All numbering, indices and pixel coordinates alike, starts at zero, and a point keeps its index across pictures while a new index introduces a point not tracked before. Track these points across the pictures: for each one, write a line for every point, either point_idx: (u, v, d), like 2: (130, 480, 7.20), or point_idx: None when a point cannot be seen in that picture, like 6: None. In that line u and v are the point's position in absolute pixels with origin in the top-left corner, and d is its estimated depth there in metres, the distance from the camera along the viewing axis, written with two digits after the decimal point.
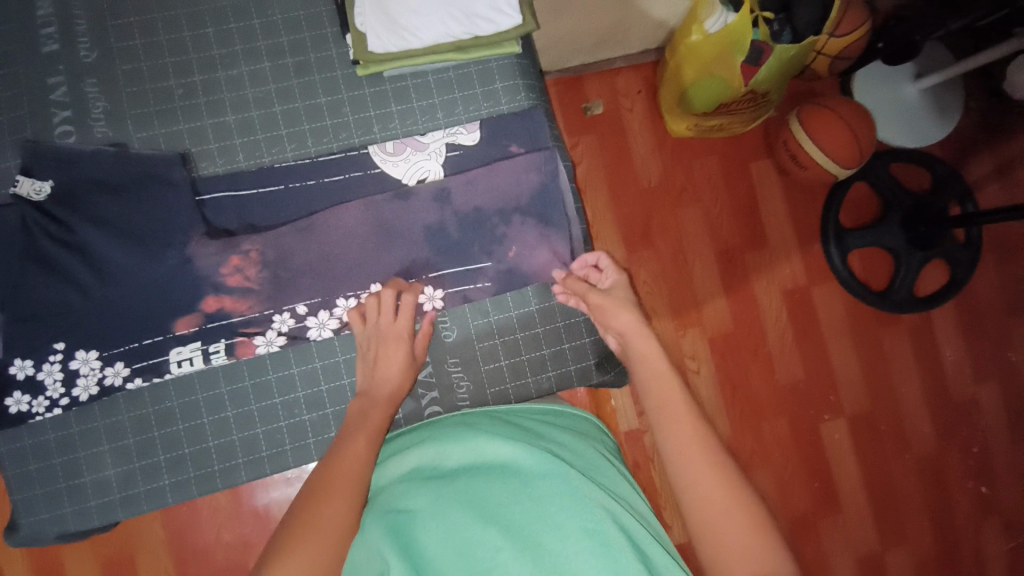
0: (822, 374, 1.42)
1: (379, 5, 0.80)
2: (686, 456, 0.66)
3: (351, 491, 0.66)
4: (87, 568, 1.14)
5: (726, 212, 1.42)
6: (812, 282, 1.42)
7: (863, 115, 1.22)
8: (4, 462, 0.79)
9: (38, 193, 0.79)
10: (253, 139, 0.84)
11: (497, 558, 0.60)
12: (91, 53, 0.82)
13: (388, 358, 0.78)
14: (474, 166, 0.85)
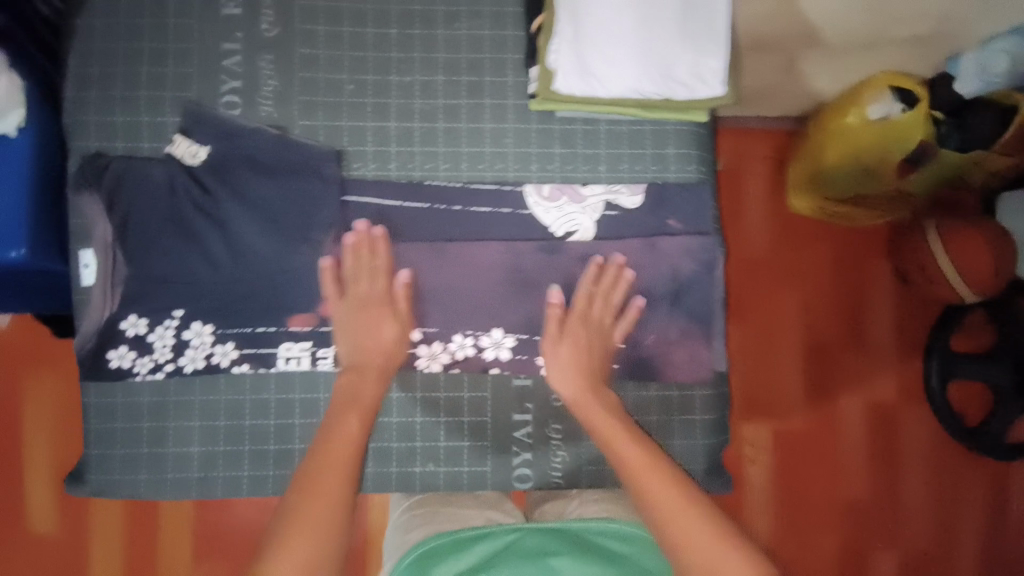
0: (887, 499, 1.30)
1: (577, 44, 0.73)
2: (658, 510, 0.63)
3: (343, 478, 0.66)
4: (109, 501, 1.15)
5: (829, 304, 1.30)
6: (899, 400, 1.31)
7: (1011, 241, 1.07)
8: (92, 414, 0.77)
9: (192, 157, 0.77)
10: (409, 150, 0.81)
11: None
12: (272, 28, 0.79)
13: (375, 327, 0.76)
14: (628, 234, 0.81)
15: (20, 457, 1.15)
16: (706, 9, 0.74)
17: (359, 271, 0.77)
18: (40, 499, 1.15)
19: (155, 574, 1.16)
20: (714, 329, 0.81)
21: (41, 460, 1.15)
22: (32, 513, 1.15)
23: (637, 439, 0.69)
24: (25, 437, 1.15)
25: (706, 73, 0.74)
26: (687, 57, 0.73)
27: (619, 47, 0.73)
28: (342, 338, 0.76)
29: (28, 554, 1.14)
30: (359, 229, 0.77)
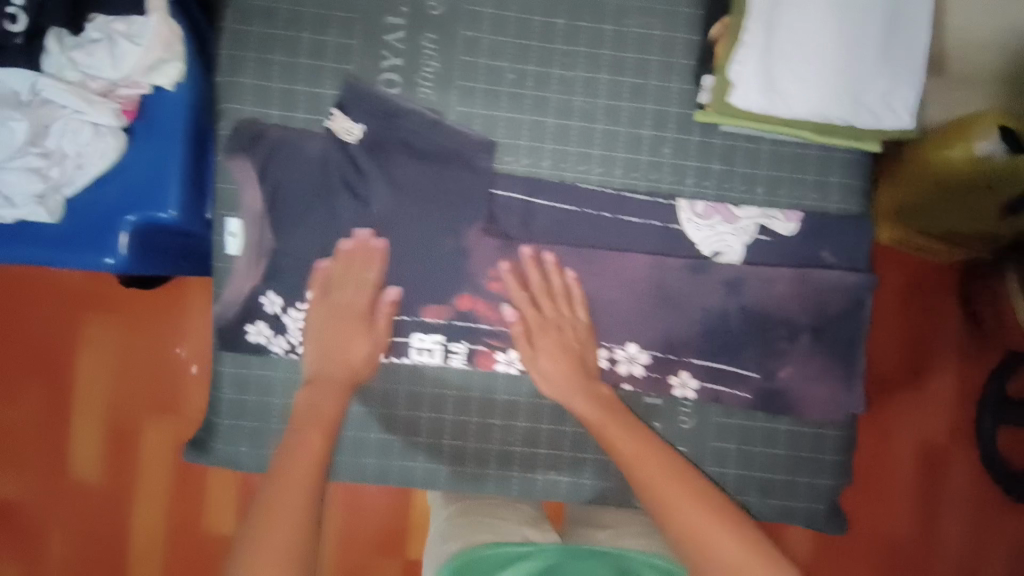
0: (929, 541, 1.14)
1: (768, 57, 0.69)
2: (659, 495, 0.67)
3: (313, 468, 0.67)
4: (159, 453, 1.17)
5: (896, 331, 1.14)
6: (953, 443, 1.15)
7: None
8: (225, 385, 0.78)
9: (348, 134, 0.74)
10: (564, 149, 0.78)
11: None
12: (439, 6, 0.75)
13: (355, 345, 0.76)
14: (778, 262, 0.79)
15: (71, 399, 1.16)
16: (906, 35, 0.70)
17: (536, 296, 0.77)
18: (86, 444, 1.16)
19: (199, 531, 1.16)
20: (855, 370, 0.79)
21: (93, 403, 1.16)
22: (76, 456, 1.16)
23: (629, 429, 0.72)
24: (79, 376, 1.16)
25: (896, 103, 0.71)
26: (880, 84, 0.70)
27: (812, 66, 0.69)
28: (312, 344, 0.75)
29: (70, 496, 1.16)
30: (503, 262, 0.77)
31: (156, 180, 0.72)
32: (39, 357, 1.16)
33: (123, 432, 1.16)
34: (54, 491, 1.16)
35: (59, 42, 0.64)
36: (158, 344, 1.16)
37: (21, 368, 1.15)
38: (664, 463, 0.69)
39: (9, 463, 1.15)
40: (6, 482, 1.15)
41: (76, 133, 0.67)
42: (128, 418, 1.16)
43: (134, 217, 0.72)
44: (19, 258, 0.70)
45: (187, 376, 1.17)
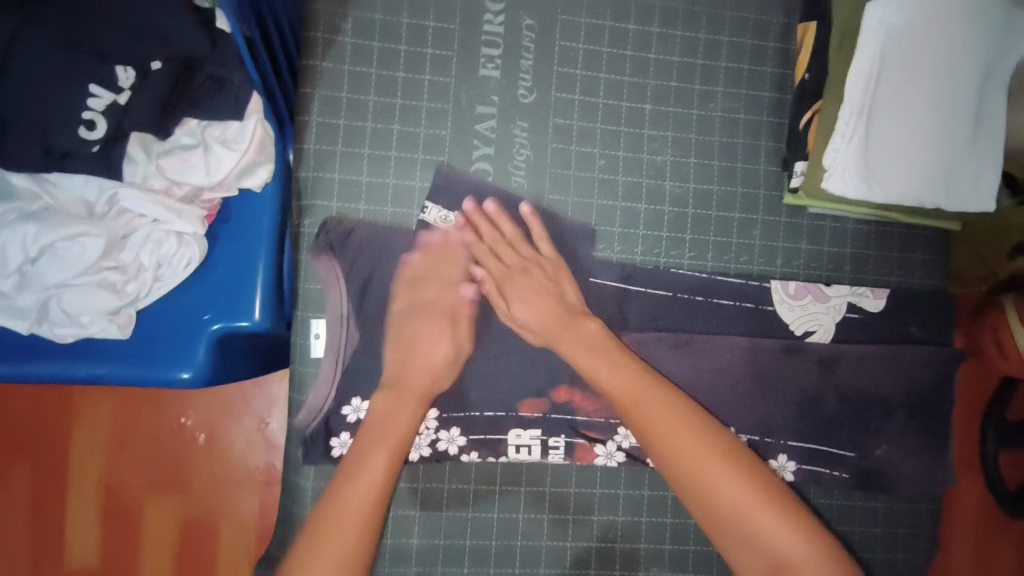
0: None
1: (864, 145, 0.70)
2: (665, 441, 0.64)
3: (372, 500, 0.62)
4: (166, 540, 1.06)
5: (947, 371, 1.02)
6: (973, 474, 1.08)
7: None
8: (305, 502, 0.71)
9: (445, 223, 0.72)
10: (657, 235, 0.77)
11: None
12: (530, 94, 0.75)
13: (427, 343, 0.70)
14: (869, 338, 0.79)
15: (66, 480, 1.05)
16: (990, 121, 0.71)
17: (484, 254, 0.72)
18: (82, 528, 1.05)
19: None
20: (946, 444, 0.80)
21: (91, 480, 1.05)
22: (70, 543, 1.05)
23: (633, 369, 0.68)
24: (74, 456, 1.05)
25: (982, 189, 0.72)
26: (968, 171, 0.72)
27: (906, 154, 0.71)
28: (392, 351, 0.71)
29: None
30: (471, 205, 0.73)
31: (241, 286, 0.66)
32: (28, 439, 1.05)
33: (125, 512, 1.06)
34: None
35: (143, 149, 0.59)
36: (164, 415, 1.07)
37: (12, 449, 1.05)
38: (671, 406, 0.66)
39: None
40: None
41: (160, 243, 0.62)
42: (126, 494, 1.06)
43: (218, 327, 0.65)
44: (86, 377, 0.63)
45: (194, 447, 1.07)
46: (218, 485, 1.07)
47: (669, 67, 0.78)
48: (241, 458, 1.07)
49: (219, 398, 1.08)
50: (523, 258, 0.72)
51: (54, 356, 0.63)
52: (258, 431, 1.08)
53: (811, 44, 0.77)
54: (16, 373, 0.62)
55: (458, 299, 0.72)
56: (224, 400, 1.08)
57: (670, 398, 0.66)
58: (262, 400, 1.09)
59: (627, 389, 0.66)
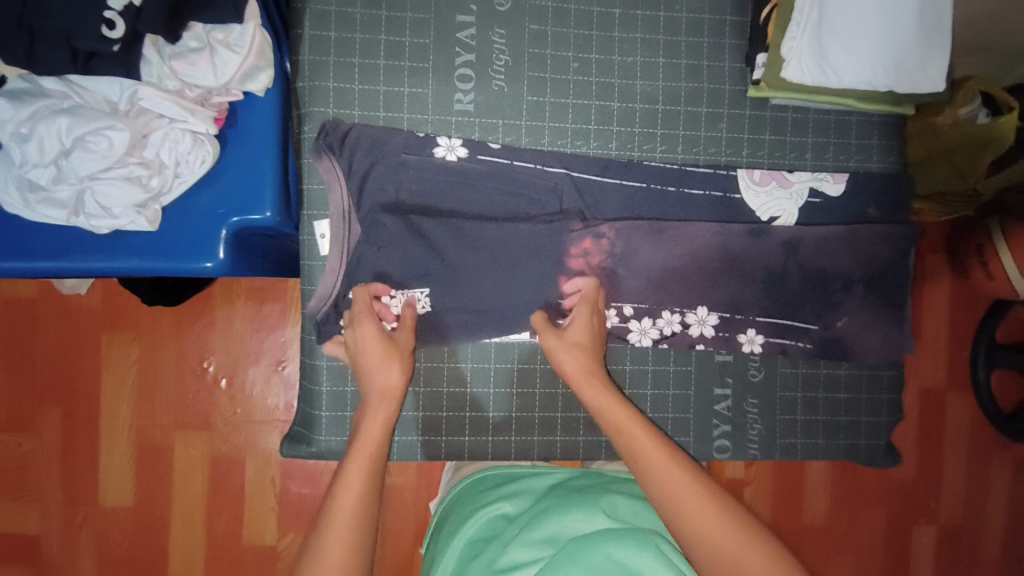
0: (928, 479, 1.27)
1: (818, 34, 0.77)
2: (677, 500, 0.60)
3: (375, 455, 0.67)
4: (193, 457, 1.16)
5: (941, 297, 1.26)
6: (952, 387, 1.27)
7: None
8: (321, 378, 0.80)
9: (451, 152, 0.80)
10: (629, 130, 0.84)
11: (551, 506, 0.66)
12: (505, 2, 0.81)
13: (364, 156, 0.78)
14: (830, 218, 0.86)
15: (102, 401, 1.15)
16: (937, 4, 0.77)
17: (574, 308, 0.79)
18: (119, 445, 1.15)
19: (242, 535, 1.16)
20: (903, 315, 0.87)
21: (124, 400, 1.15)
22: (104, 486, 1.15)
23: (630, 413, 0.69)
24: (101, 398, 1.15)
25: (931, 71, 0.78)
26: (914, 54, 0.77)
27: (856, 39, 0.76)
28: (354, 176, 0.78)
29: (98, 525, 1.15)
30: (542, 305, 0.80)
31: (252, 183, 0.74)
32: (62, 378, 1.14)
33: (152, 451, 1.15)
34: (80, 516, 1.14)
35: (157, 50, 0.67)
36: (186, 359, 1.16)
37: (43, 393, 1.14)
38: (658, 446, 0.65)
39: (25, 495, 1.14)
40: (27, 511, 1.14)
41: (177, 142, 0.69)
42: (155, 431, 1.15)
43: (235, 220, 0.73)
44: (120, 267, 0.71)
45: (215, 388, 1.16)
46: (243, 419, 1.16)
47: None
48: (258, 397, 1.17)
49: (238, 342, 1.16)
50: (584, 321, 0.77)
51: (91, 250, 0.71)
52: (273, 371, 1.17)
53: None
54: (59, 265, 0.70)
55: (412, 151, 0.79)
56: (240, 342, 1.17)
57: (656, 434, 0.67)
58: (276, 341, 1.18)
59: (637, 448, 0.65)
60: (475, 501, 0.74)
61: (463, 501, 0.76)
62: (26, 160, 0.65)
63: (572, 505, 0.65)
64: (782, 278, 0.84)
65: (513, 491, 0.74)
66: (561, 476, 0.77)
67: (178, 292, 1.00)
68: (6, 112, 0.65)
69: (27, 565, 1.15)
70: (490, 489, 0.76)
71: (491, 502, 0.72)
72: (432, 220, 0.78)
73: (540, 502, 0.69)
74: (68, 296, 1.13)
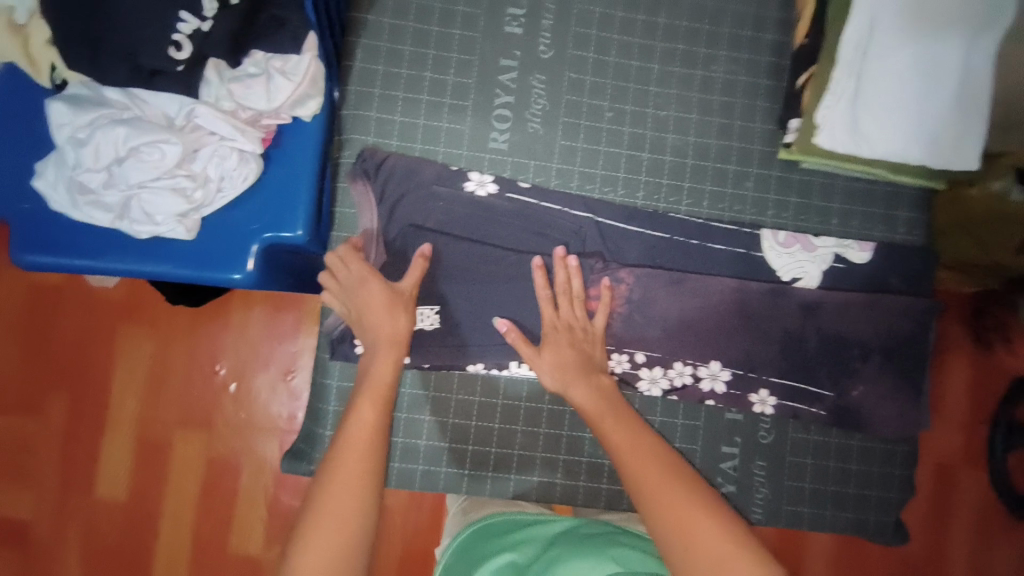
0: (934, 555, 1.23)
1: (854, 104, 0.78)
2: (654, 497, 0.62)
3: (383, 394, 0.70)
4: (197, 456, 1.17)
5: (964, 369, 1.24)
6: (965, 461, 1.23)
7: None
8: (332, 398, 0.82)
9: (481, 187, 0.82)
10: (657, 181, 0.85)
11: (557, 555, 0.66)
12: (548, 50, 0.84)
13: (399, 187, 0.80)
14: (851, 286, 0.85)
15: (117, 391, 1.18)
16: (981, 85, 0.78)
17: (560, 298, 0.79)
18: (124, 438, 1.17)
19: (232, 541, 1.17)
20: (921, 391, 0.85)
21: (135, 395, 1.18)
22: (102, 475, 1.16)
23: (631, 424, 0.71)
24: (114, 388, 1.18)
25: (967, 151, 0.79)
26: (951, 131, 0.78)
27: (892, 113, 0.77)
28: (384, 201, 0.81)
29: (93, 513, 1.16)
30: (538, 260, 0.80)
31: (288, 203, 0.76)
32: (81, 366, 1.18)
33: (156, 446, 1.17)
34: (74, 506, 1.16)
35: (217, 73, 0.71)
36: (201, 360, 1.19)
37: (61, 378, 1.17)
38: (653, 454, 0.67)
39: (23, 479, 1.16)
40: (23, 495, 1.15)
41: (223, 159, 0.73)
42: (160, 427, 1.17)
43: (268, 236, 0.76)
44: (154, 271, 0.74)
45: (223, 392, 1.18)
46: (243, 427, 1.18)
47: (676, 30, 0.86)
48: (264, 404, 1.19)
49: (252, 349, 1.19)
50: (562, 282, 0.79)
51: (128, 253, 0.74)
52: (283, 378, 1.19)
53: (809, 14, 0.84)
54: (97, 265, 0.74)
55: (442, 182, 0.81)
56: (255, 349, 1.19)
57: (654, 440, 0.69)
58: (288, 353, 1.20)
59: (638, 471, 0.65)
60: (488, 548, 0.73)
61: (472, 545, 0.75)
62: (80, 163, 0.69)
63: (581, 552, 0.65)
64: (798, 340, 0.84)
65: (522, 537, 0.73)
66: (573, 522, 0.76)
67: (196, 296, 1.02)
68: (68, 115, 0.68)
69: (16, 546, 1.15)
70: (500, 536, 0.75)
71: (501, 551, 0.71)
72: (455, 250, 0.81)
73: (548, 547, 0.69)
74: (99, 287, 1.18)
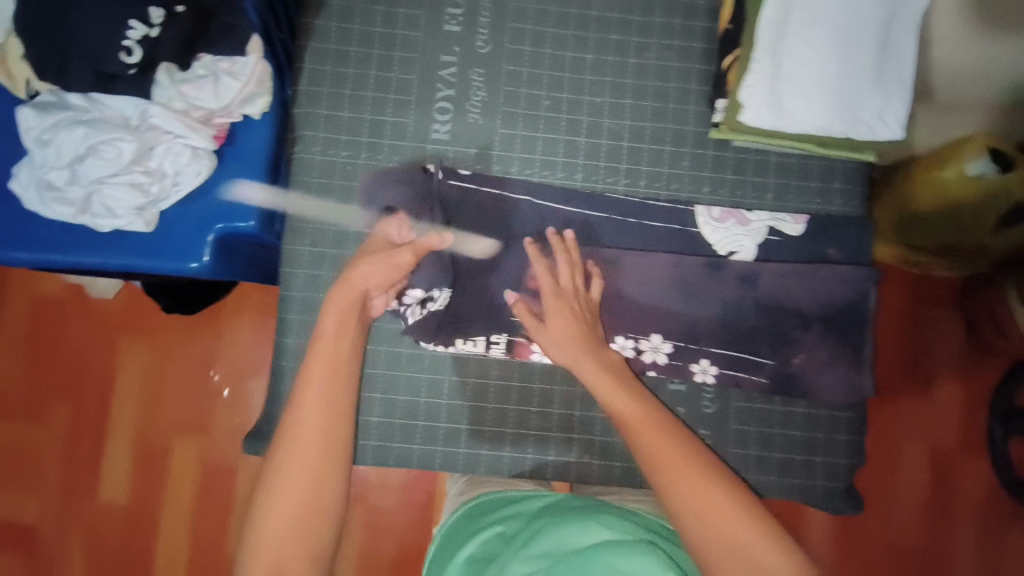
0: (942, 550, 1.21)
1: (774, 81, 0.81)
2: (674, 474, 0.64)
3: (338, 353, 0.72)
4: (187, 458, 1.22)
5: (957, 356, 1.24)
6: (965, 450, 1.23)
7: None
8: (286, 379, 0.86)
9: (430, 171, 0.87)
10: (595, 164, 0.89)
11: (543, 525, 0.70)
12: (486, 45, 0.89)
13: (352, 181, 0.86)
14: (787, 256, 0.88)
15: (109, 395, 1.23)
16: (897, 57, 0.81)
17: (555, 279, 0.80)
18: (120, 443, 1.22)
19: (222, 537, 1.21)
20: (862, 356, 0.87)
21: (131, 401, 1.23)
22: (105, 480, 1.21)
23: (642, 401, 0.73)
24: (115, 393, 1.23)
25: (889, 119, 0.82)
26: (874, 101, 0.81)
27: (813, 86, 0.80)
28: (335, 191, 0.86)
29: (94, 515, 1.21)
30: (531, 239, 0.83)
31: (241, 195, 0.82)
32: (76, 374, 1.23)
33: (155, 447, 1.22)
34: (74, 511, 1.20)
35: (169, 76, 0.77)
36: (191, 366, 1.24)
37: (59, 388, 1.22)
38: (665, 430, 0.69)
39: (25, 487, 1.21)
40: (26, 502, 1.20)
41: (178, 155, 0.78)
42: (156, 435, 1.22)
43: (220, 227, 0.81)
44: (118, 263, 0.80)
45: (218, 397, 1.23)
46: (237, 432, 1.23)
47: (608, 22, 0.91)
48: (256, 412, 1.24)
49: (244, 355, 1.24)
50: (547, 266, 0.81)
51: (93, 246, 0.79)
52: None
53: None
54: (66, 258, 0.79)
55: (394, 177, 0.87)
56: (245, 356, 1.24)
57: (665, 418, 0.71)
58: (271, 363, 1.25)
59: (654, 446, 0.67)
60: (473, 525, 0.78)
61: (461, 527, 0.80)
62: (46, 163, 0.75)
63: (565, 520, 0.69)
64: (735, 310, 0.87)
65: (510, 513, 0.78)
66: (559, 497, 0.80)
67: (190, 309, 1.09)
68: (34, 119, 0.75)
69: (19, 549, 1.20)
70: (487, 513, 0.80)
71: (490, 523, 0.76)
72: None
73: (535, 519, 0.73)
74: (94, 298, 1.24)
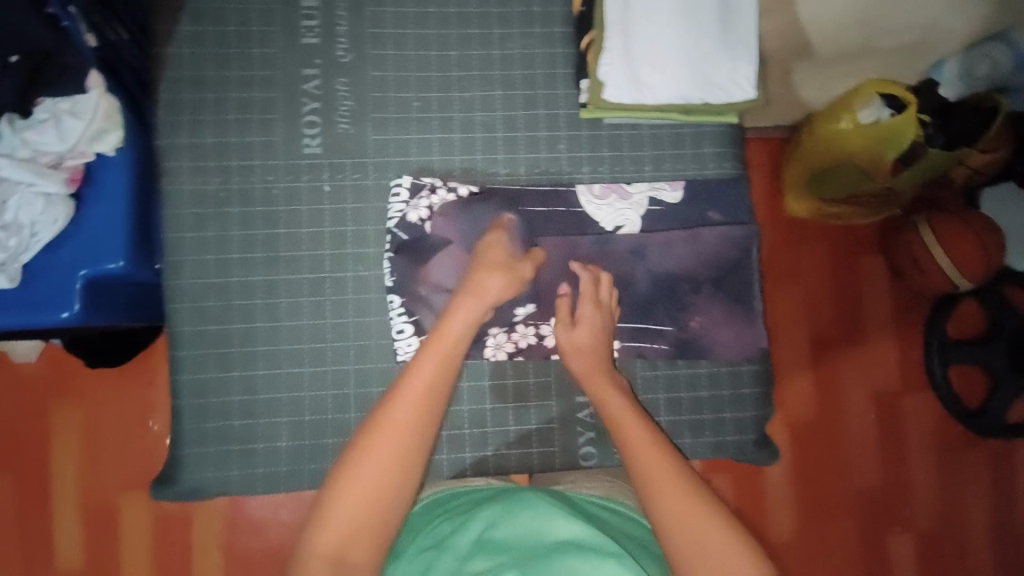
0: (899, 486, 1.25)
1: (627, 57, 0.83)
2: (662, 491, 0.62)
3: (447, 360, 0.68)
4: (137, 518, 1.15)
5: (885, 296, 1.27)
6: (907, 387, 1.26)
7: (994, 230, 1.10)
8: (184, 416, 0.83)
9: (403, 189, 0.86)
10: (472, 158, 0.90)
11: (502, 514, 0.68)
12: (347, 54, 0.89)
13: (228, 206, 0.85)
14: (670, 224, 0.90)
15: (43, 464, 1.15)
16: (740, 21, 0.84)
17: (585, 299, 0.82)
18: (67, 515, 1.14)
19: None
20: (752, 309, 0.90)
21: (70, 466, 1.15)
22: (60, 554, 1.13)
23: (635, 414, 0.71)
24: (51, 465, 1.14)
25: (741, 80, 0.84)
26: (724, 64, 0.84)
27: (663, 57, 0.83)
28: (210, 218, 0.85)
29: None
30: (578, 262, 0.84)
31: (105, 236, 0.81)
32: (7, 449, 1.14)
33: (103, 518, 1.14)
34: None
35: (10, 125, 0.73)
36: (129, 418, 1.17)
37: None
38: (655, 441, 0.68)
39: None
40: None
41: (31, 203, 0.75)
42: (104, 496, 1.15)
43: (85, 272, 0.80)
44: None
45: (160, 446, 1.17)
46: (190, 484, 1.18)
47: (468, 17, 0.91)
48: None
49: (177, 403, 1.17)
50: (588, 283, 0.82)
51: None
52: None
53: None
54: None
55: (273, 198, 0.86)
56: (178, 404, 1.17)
57: (652, 429, 0.70)
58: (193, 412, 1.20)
59: (643, 460, 0.65)
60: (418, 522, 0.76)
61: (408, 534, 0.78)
62: None
63: (526, 510, 0.67)
64: (629, 282, 0.88)
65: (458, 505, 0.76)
66: (510, 485, 0.78)
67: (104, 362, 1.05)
68: None
69: None
70: (431, 510, 0.78)
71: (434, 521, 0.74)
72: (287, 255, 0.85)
73: (486, 505, 0.71)
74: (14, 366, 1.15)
